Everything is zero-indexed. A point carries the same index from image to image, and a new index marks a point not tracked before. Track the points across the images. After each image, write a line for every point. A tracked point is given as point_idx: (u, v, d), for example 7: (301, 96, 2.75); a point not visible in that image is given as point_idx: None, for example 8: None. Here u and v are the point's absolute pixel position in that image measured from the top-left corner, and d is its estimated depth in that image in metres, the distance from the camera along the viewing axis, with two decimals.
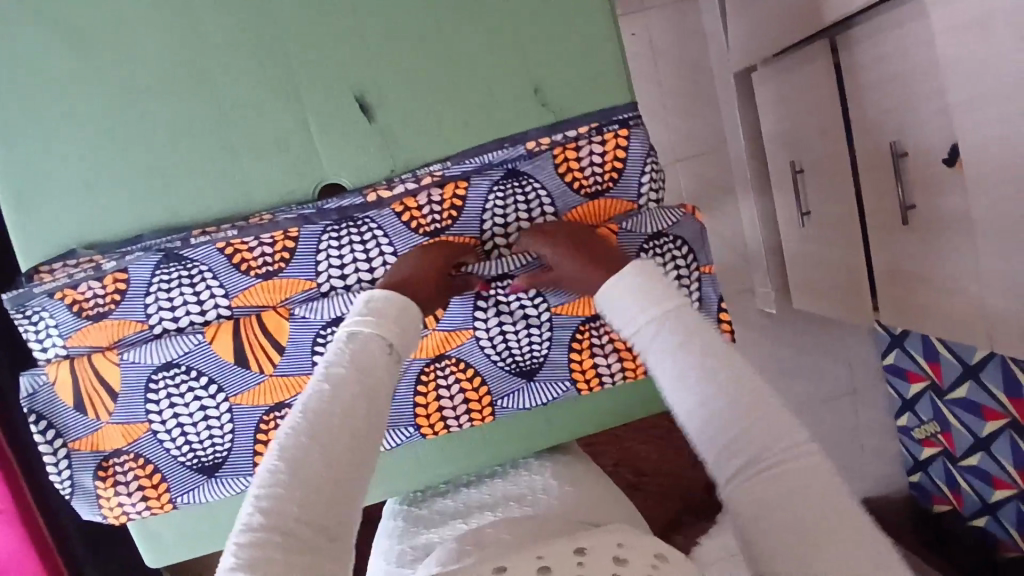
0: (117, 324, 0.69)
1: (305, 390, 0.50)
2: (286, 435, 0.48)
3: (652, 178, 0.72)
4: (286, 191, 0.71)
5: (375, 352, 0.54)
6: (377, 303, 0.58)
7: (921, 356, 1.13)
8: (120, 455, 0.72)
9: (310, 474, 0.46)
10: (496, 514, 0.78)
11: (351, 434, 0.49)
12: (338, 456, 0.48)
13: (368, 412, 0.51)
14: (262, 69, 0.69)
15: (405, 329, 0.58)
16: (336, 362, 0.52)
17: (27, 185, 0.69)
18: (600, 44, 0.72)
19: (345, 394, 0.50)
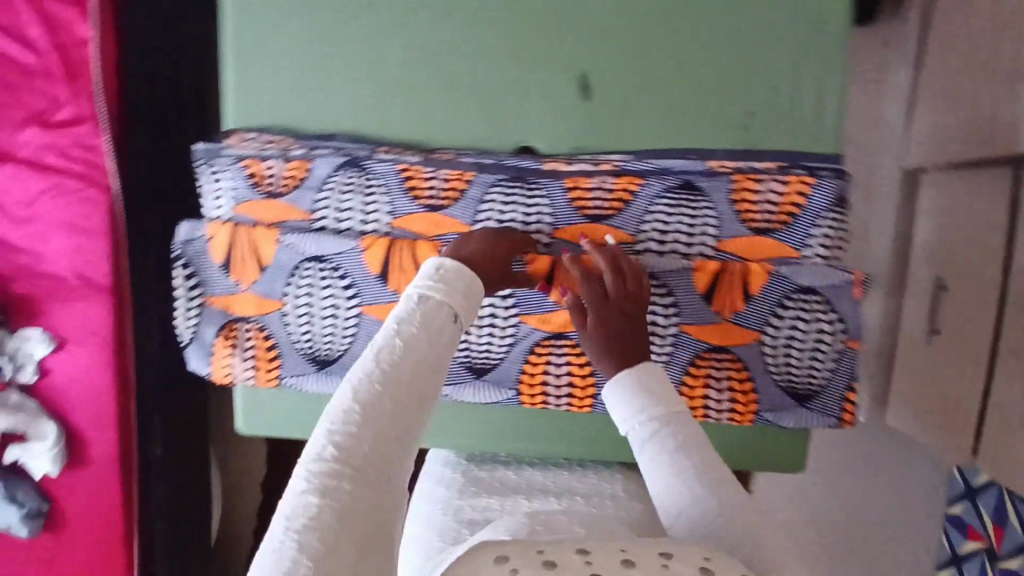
0: (285, 208, 0.73)
1: (377, 342, 0.55)
2: (361, 382, 0.53)
3: (825, 232, 0.71)
4: (473, 133, 0.72)
5: (444, 315, 0.58)
6: (450, 269, 0.60)
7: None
8: (247, 322, 0.76)
9: (376, 424, 0.52)
10: (559, 503, 0.83)
11: (415, 390, 0.55)
12: (400, 408, 0.53)
13: (428, 372, 0.56)
14: (498, 11, 0.70)
15: (475, 294, 0.61)
16: (404, 322, 0.56)
17: (253, 51, 0.73)
18: (827, 90, 0.69)
19: (415, 353, 0.55)
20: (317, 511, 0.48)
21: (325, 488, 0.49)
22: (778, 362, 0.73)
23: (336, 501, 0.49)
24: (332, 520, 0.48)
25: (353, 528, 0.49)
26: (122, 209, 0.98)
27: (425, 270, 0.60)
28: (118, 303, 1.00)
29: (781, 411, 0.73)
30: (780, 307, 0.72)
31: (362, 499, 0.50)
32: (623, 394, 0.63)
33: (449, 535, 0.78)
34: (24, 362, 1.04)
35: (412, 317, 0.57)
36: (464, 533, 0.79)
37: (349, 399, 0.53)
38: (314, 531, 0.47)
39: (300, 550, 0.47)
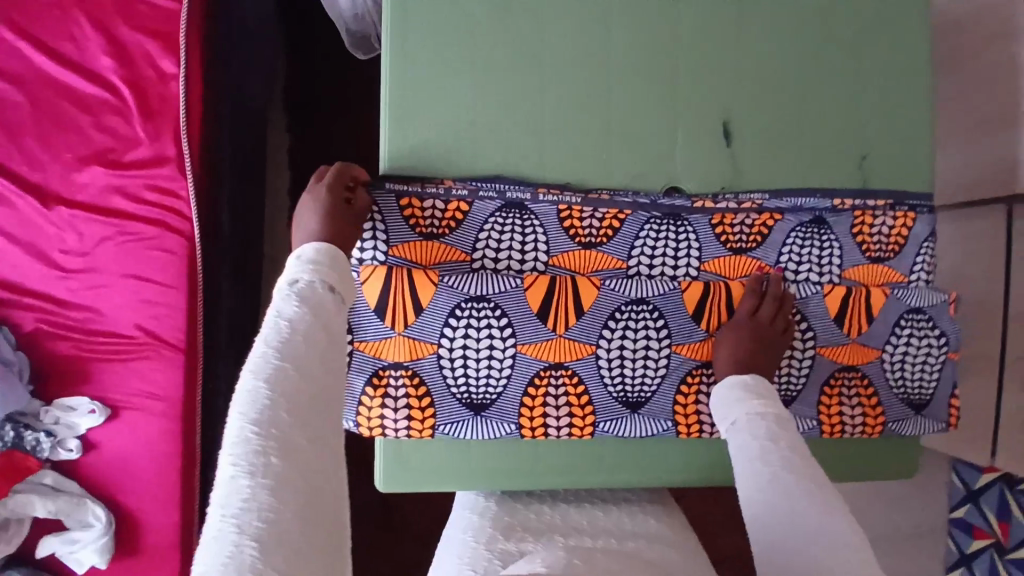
0: (442, 248, 0.73)
1: (266, 324, 0.51)
2: (258, 356, 0.49)
3: (927, 260, 0.80)
4: (630, 176, 0.78)
5: (320, 291, 0.56)
6: (310, 251, 0.59)
7: (992, 513, 1.15)
8: (398, 369, 0.72)
9: (293, 395, 0.48)
10: (595, 540, 0.77)
11: (321, 359, 0.51)
12: (313, 378, 0.49)
13: (331, 340, 0.53)
14: (653, 69, 0.78)
15: (351, 278, 0.61)
16: (290, 298, 0.53)
17: (420, 96, 0.75)
18: (925, 140, 0.82)
19: (305, 324, 0.52)
20: (252, 494, 0.43)
21: (256, 464, 0.44)
22: (895, 377, 0.80)
23: (270, 480, 0.43)
24: (269, 500, 0.43)
25: (294, 504, 0.43)
26: (197, 256, 0.93)
27: (302, 253, 0.59)
28: (188, 360, 0.94)
29: (903, 421, 0.81)
30: (897, 327, 0.79)
31: (302, 473, 0.45)
32: (732, 395, 0.70)
33: (478, 566, 0.72)
34: (64, 436, 0.91)
35: (302, 293, 0.54)
36: (495, 564, 0.72)
37: (257, 376, 0.48)
38: (255, 512, 0.42)
39: (243, 537, 0.41)
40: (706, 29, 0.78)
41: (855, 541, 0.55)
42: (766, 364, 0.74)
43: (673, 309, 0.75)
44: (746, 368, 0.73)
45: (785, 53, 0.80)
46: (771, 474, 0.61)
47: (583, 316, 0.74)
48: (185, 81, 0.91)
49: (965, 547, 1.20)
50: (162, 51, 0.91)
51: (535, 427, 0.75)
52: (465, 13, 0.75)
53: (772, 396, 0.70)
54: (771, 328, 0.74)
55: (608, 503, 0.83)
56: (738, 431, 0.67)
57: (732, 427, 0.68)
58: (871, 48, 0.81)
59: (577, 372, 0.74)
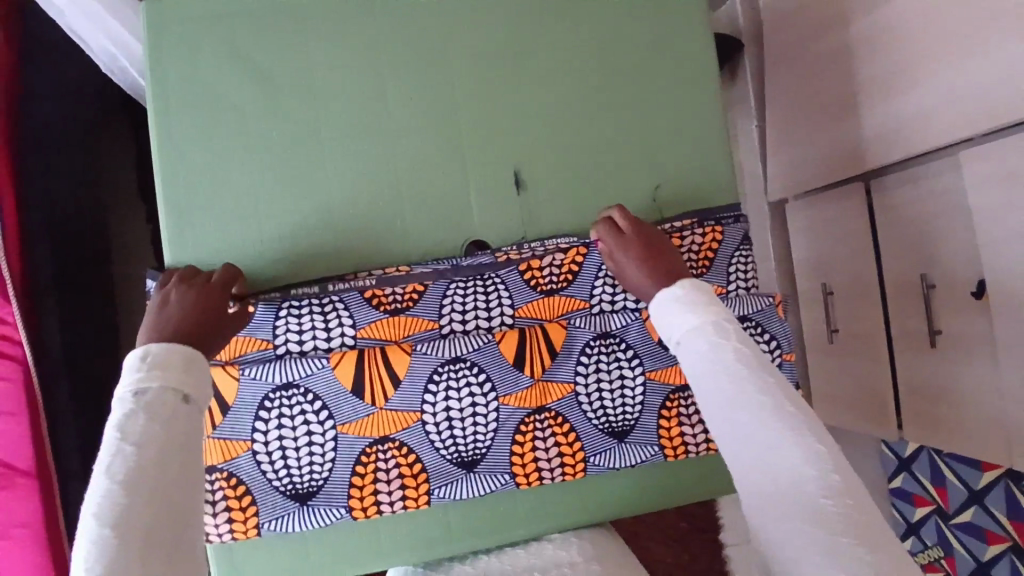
0: (241, 340, 0.70)
1: (102, 465, 0.46)
2: (92, 506, 0.45)
3: (739, 268, 0.80)
4: (425, 236, 0.77)
5: (167, 399, 0.50)
6: (157, 350, 0.52)
7: (927, 479, 1.23)
8: (213, 473, 0.70)
9: (136, 548, 0.43)
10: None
11: (168, 497, 0.46)
12: (161, 516, 0.45)
13: (183, 463, 0.48)
14: (431, 125, 0.77)
15: (200, 371, 0.53)
16: (126, 425, 0.47)
17: (195, 192, 0.73)
18: (719, 148, 0.83)
19: (147, 456, 0.47)
20: None
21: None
22: None
23: None
24: None
25: None
26: (36, 379, 0.91)
27: (129, 364, 0.51)
28: (44, 481, 0.91)
29: None
30: None
31: None
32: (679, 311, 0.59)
33: None
34: None
35: (134, 424, 0.47)
36: None
37: (85, 554, 0.43)
38: None
39: None
40: (477, 78, 0.78)
41: (852, 503, 0.47)
42: (677, 264, 0.69)
43: (495, 362, 0.74)
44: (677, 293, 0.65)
45: (562, 87, 0.80)
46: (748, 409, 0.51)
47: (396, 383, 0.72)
48: None
49: (911, 517, 1.27)
50: None
51: (367, 507, 0.72)
52: (227, 106, 0.73)
53: (715, 304, 0.58)
54: (657, 236, 0.71)
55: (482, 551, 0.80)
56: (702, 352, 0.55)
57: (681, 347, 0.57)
58: (650, 68, 0.82)
59: (404, 443, 0.73)
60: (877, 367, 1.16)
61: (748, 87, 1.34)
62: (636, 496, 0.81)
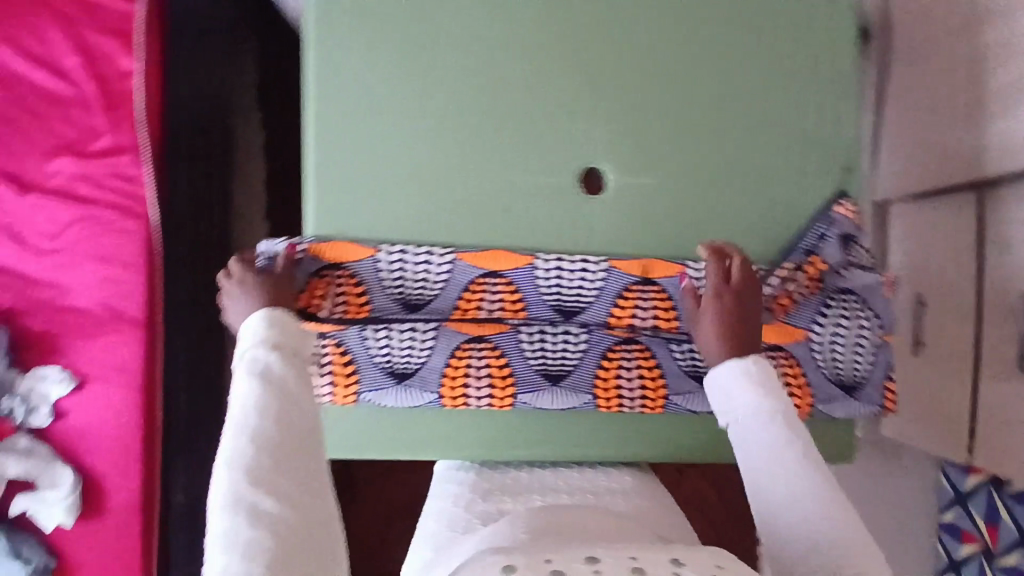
0: (357, 245, 0.75)
1: (233, 405, 0.59)
2: (227, 440, 0.57)
3: (851, 255, 0.78)
4: (547, 153, 0.77)
5: (274, 359, 0.62)
6: (270, 317, 0.64)
7: (980, 516, 1.18)
8: (323, 338, 0.76)
9: (263, 475, 0.55)
10: (571, 496, 0.81)
11: (283, 428, 0.58)
12: (284, 443, 0.58)
13: (292, 405, 0.60)
14: (572, 44, 0.77)
15: (304, 331, 0.66)
16: (246, 376, 0.60)
17: (340, 72, 0.75)
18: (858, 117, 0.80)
19: (268, 398, 0.59)
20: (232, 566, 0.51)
21: (233, 542, 0.52)
22: (823, 357, 0.79)
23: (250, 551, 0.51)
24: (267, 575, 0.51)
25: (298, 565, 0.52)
26: (156, 239, 0.96)
27: (247, 331, 0.64)
28: (149, 335, 0.96)
29: (832, 402, 0.79)
30: (823, 307, 0.78)
31: (288, 543, 0.53)
32: (735, 386, 0.64)
33: (459, 526, 0.76)
34: (36, 404, 0.95)
35: (251, 376, 0.60)
36: (475, 523, 0.76)
37: (226, 464, 0.56)
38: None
39: None
40: (626, 5, 0.77)
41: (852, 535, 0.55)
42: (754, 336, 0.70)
43: (598, 285, 0.76)
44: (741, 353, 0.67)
45: (710, 27, 0.78)
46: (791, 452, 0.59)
47: (498, 305, 0.77)
48: (142, 76, 0.95)
49: (957, 553, 1.22)
50: (121, 50, 0.95)
51: (456, 399, 0.77)
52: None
53: (772, 385, 0.63)
54: (750, 299, 0.71)
55: (533, 466, 0.87)
56: (748, 435, 0.61)
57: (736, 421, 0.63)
58: (802, 21, 0.79)
59: (499, 346, 0.77)
60: (954, 384, 1.13)
61: (875, 81, 1.28)
62: (699, 445, 0.82)
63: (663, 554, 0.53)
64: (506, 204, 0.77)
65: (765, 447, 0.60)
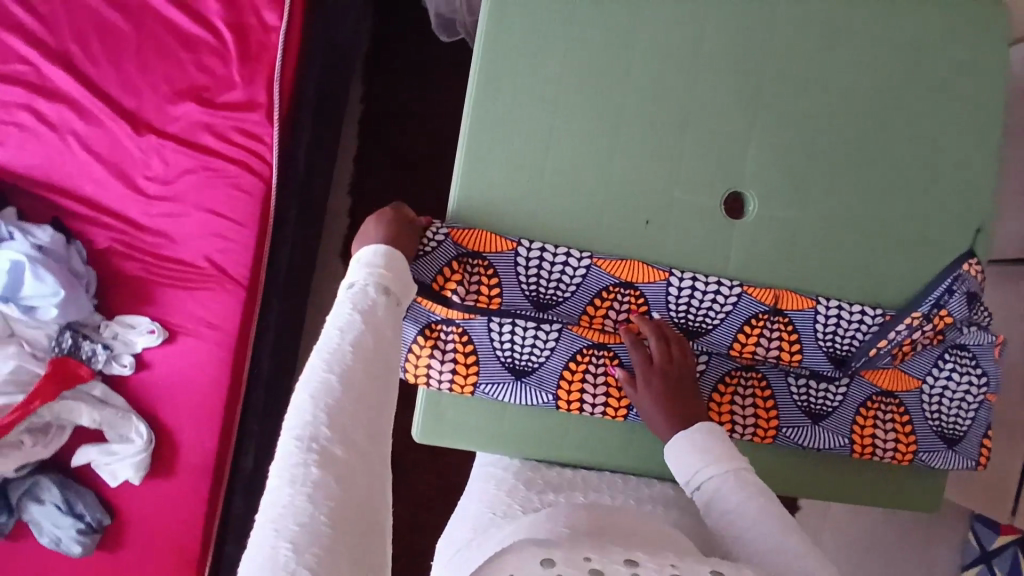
0: (497, 237, 0.75)
1: (327, 330, 0.54)
2: (310, 367, 0.51)
3: (975, 315, 0.80)
4: (694, 173, 0.80)
5: (374, 297, 0.58)
6: (380, 257, 0.61)
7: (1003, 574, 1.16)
8: (449, 325, 0.75)
9: (340, 410, 0.49)
10: (614, 499, 0.77)
11: (372, 370, 0.53)
12: (368, 384, 0.52)
13: (382, 350, 0.55)
14: (734, 72, 0.80)
15: (409, 284, 0.63)
16: (345, 306, 0.56)
17: (510, 68, 0.78)
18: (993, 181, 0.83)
19: (362, 332, 0.54)
20: (294, 499, 0.44)
21: (300, 476, 0.45)
22: (932, 409, 0.81)
23: (312, 489, 0.45)
24: (327, 521, 0.43)
25: (354, 520, 0.45)
26: (272, 200, 0.97)
27: (357, 265, 0.61)
28: (248, 296, 0.97)
29: (934, 454, 0.81)
30: (939, 361, 0.80)
31: (350, 491, 0.46)
32: (692, 454, 0.68)
33: (499, 509, 0.74)
34: (120, 352, 0.96)
35: (350, 308, 0.56)
36: (515, 509, 0.73)
37: (307, 393, 0.50)
38: (294, 514, 0.43)
39: (297, 556, 0.41)
40: (790, 43, 0.80)
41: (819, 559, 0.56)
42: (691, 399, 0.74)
43: (728, 309, 0.76)
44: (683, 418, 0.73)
45: (867, 75, 0.81)
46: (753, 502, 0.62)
47: (624, 314, 0.77)
48: (283, 35, 0.97)
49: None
50: (268, 5, 0.98)
51: (571, 403, 0.77)
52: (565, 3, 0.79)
53: (719, 444, 0.67)
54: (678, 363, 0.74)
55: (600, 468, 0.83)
56: (714, 494, 0.64)
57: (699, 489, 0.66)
58: (954, 82, 0.82)
59: (619, 355, 0.76)
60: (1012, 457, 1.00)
61: None
62: (799, 479, 0.82)
63: (703, 565, 0.48)
64: (648, 218, 0.79)
65: (730, 503, 0.62)
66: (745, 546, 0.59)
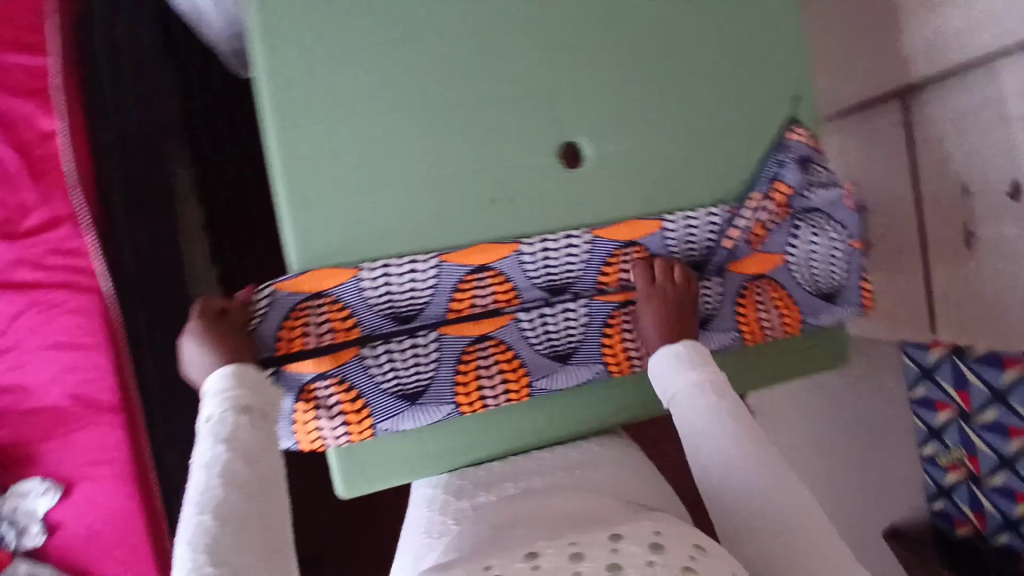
0: (334, 271, 0.74)
1: (194, 472, 0.58)
2: (186, 513, 0.56)
3: (817, 176, 0.84)
4: (525, 139, 0.80)
5: (233, 420, 0.62)
6: (231, 377, 0.66)
7: (949, 383, 1.16)
8: (325, 378, 0.75)
9: (221, 541, 0.53)
10: (544, 479, 0.80)
11: (247, 491, 0.58)
12: (245, 506, 0.57)
13: (255, 468, 0.60)
14: (528, 30, 0.80)
15: (269, 392, 0.67)
16: (208, 441, 0.60)
17: (307, 99, 0.75)
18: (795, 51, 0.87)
19: (228, 460, 0.59)
20: None
21: None
22: (803, 275, 0.85)
23: None
24: None
25: None
26: (116, 309, 0.94)
27: (208, 396, 0.65)
28: (128, 414, 0.93)
29: (820, 314, 0.86)
30: (795, 231, 0.84)
31: None
32: (674, 374, 0.73)
33: (434, 530, 0.76)
34: (26, 523, 0.88)
35: (212, 440, 0.60)
36: (450, 524, 0.75)
37: (186, 540, 0.54)
38: None
39: None
40: None
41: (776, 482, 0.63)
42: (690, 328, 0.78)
43: (586, 255, 0.80)
44: (675, 339, 0.77)
45: None
46: (721, 422, 0.67)
47: (491, 298, 0.78)
48: (65, 136, 0.93)
49: (932, 422, 1.19)
50: (39, 111, 0.92)
51: (472, 403, 0.78)
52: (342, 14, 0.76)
53: (710, 361, 0.74)
54: (677, 294, 0.79)
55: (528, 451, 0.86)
56: (685, 412, 0.70)
57: (674, 399, 0.72)
58: None
59: (502, 340, 0.78)
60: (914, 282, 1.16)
61: None
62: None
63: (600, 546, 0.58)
64: (493, 196, 0.79)
65: (699, 421, 0.69)
66: (706, 465, 0.67)
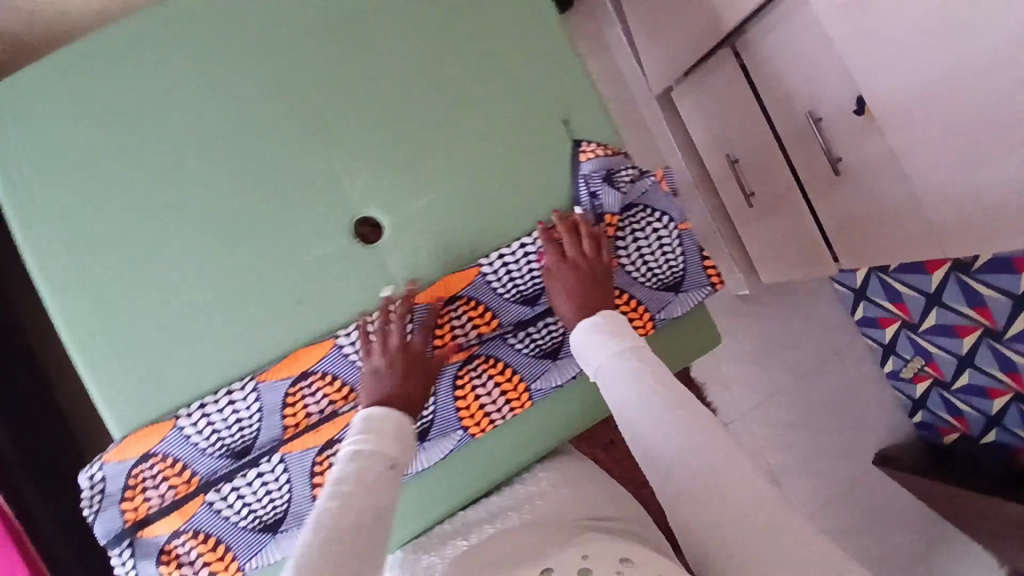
0: (155, 427, 0.72)
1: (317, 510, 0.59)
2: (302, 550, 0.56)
3: (627, 173, 0.79)
4: (315, 227, 0.77)
5: (373, 461, 0.63)
6: (375, 416, 0.67)
7: (884, 301, 1.36)
8: (179, 535, 0.73)
9: None
10: (494, 524, 0.83)
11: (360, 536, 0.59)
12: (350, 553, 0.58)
13: (367, 512, 0.61)
14: (284, 118, 0.77)
15: (406, 440, 0.67)
16: (335, 478, 0.61)
17: (83, 262, 0.74)
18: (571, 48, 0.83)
19: (349, 503, 0.60)
20: None
21: None
22: (642, 274, 0.81)
23: None
24: None
25: None
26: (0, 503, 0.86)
27: (353, 432, 0.66)
28: None
29: (669, 306, 0.83)
30: (619, 234, 0.80)
31: None
32: (601, 339, 0.71)
33: None
34: None
35: (343, 479, 0.61)
36: None
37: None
38: None
39: None
40: (314, 58, 0.78)
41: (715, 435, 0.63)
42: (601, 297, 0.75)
43: (408, 328, 0.74)
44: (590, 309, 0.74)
45: (401, 39, 0.79)
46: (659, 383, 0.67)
47: (325, 399, 0.74)
48: None
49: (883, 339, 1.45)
50: None
51: None
52: (91, 167, 0.74)
53: (629, 329, 0.72)
54: (595, 261, 0.76)
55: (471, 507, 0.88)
56: (622, 369, 0.68)
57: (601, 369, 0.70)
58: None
59: None
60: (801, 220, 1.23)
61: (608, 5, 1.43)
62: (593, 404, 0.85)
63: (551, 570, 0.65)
64: (298, 295, 0.76)
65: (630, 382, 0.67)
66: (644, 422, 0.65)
